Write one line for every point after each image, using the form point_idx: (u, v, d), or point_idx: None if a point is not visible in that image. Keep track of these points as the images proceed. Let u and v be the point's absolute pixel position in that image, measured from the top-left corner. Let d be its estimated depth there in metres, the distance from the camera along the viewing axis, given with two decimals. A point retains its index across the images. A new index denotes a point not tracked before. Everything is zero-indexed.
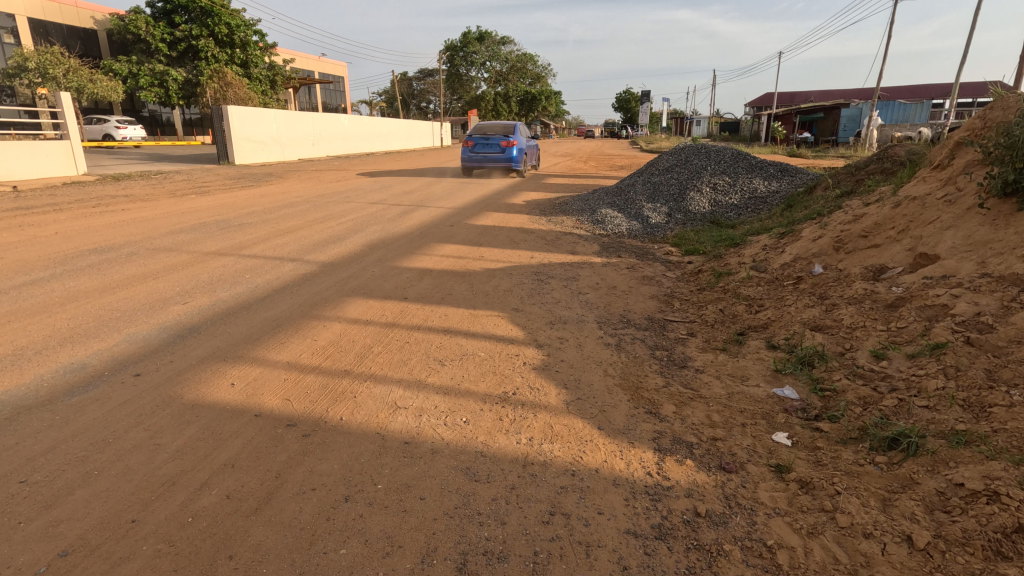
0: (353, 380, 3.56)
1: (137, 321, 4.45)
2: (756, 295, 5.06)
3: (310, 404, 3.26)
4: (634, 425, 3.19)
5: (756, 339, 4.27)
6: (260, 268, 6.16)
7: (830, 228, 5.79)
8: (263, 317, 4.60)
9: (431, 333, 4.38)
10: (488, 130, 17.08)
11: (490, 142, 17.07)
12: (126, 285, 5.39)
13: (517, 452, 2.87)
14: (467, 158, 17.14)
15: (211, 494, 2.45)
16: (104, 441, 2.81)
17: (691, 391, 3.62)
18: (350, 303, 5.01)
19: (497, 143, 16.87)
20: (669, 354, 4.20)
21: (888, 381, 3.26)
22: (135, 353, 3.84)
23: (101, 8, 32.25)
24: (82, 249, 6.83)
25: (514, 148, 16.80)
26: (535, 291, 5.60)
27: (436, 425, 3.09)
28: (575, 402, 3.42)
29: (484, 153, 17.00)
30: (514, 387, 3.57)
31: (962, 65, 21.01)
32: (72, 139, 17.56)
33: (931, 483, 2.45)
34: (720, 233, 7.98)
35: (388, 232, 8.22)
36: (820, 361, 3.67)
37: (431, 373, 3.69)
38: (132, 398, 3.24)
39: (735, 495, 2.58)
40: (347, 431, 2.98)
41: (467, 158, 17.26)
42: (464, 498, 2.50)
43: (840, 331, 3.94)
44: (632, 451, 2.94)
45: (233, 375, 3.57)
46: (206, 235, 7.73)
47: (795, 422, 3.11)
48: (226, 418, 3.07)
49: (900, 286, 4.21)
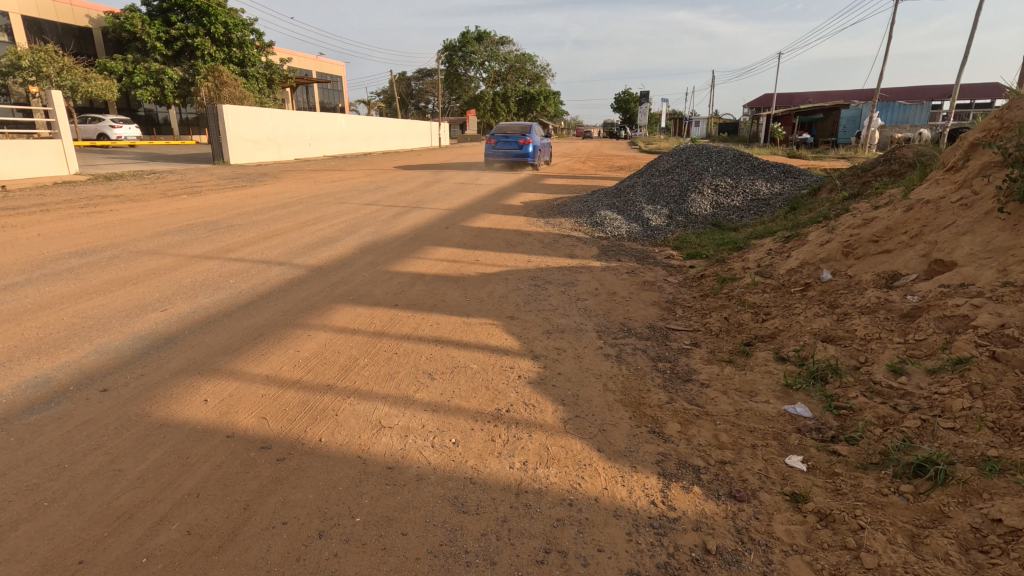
0: (335, 397, 3.33)
1: (110, 330, 4.21)
2: (762, 303, 4.84)
3: (288, 424, 3.02)
4: (636, 446, 2.97)
5: (763, 351, 4.05)
6: (246, 272, 5.92)
7: (838, 232, 5.58)
8: (244, 326, 4.36)
9: (422, 344, 4.15)
10: (507, 129, 18.29)
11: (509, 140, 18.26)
12: (103, 291, 5.15)
13: (510, 478, 2.64)
14: (487, 153, 18.18)
15: (170, 529, 2.23)
16: (59, 467, 2.58)
17: (696, 407, 3.39)
18: (338, 311, 4.77)
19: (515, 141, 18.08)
20: (672, 366, 3.98)
21: (908, 400, 3.04)
22: (104, 366, 3.60)
23: (96, 6, 31.93)
24: (63, 252, 6.58)
25: (531, 145, 18.00)
26: (531, 297, 5.38)
27: (423, 447, 2.86)
28: (573, 420, 3.19)
29: (505, 149, 18.16)
30: (508, 402, 3.34)
31: (965, 65, 20.81)
32: (63, 138, 17.28)
33: (964, 518, 2.23)
34: (722, 236, 7.76)
35: (381, 235, 8.00)
36: (834, 376, 3.45)
37: (420, 388, 3.46)
38: (95, 416, 3.00)
39: (747, 528, 2.35)
40: (326, 455, 2.75)
41: (487, 153, 18.42)
42: (450, 533, 2.27)
43: (854, 343, 3.72)
44: (634, 476, 2.72)
45: (207, 391, 3.33)
46: (193, 237, 7.48)
47: (809, 445, 2.89)
48: (195, 441, 2.83)
49: (915, 295, 3.99)
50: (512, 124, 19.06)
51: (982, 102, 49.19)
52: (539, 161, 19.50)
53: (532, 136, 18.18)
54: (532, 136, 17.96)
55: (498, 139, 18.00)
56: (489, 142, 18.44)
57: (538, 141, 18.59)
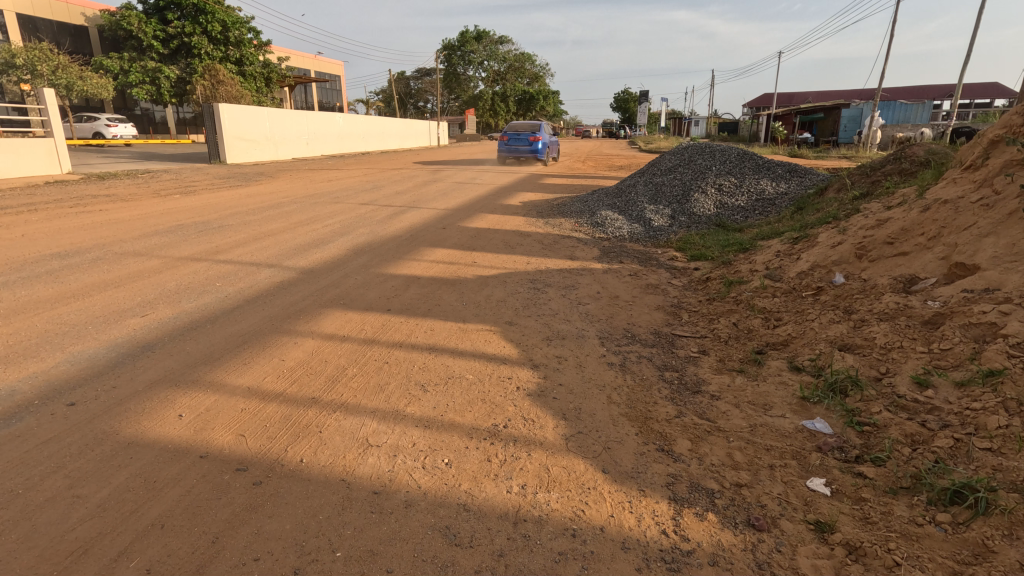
0: (320, 411, 3.11)
1: (84, 338, 3.97)
2: (772, 308, 4.62)
3: (268, 442, 2.80)
4: (643, 466, 2.75)
5: (775, 360, 3.83)
6: (234, 275, 5.69)
7: (850, 233, 5.35)
8: (228, 333, 4.13)
9: (415, 352, 3.92)
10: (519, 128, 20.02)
11: (520, 137, 20.10)
12: (82, 294, 4.92)
13: (507, 504, 2.42)
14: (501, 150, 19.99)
15: (128, 568, 2.00)
16: (12, 492, 2.35)
17: (708, 422, 3.17)
18: (328, 316, 4.54)
19: (526, 139, 19.89)
20: (680, 376, 3.76)
21: (937, 416, 2.81)
22: (74, 377, 3.37)
23: (92, 4, 31.64)
24: (45, 253, 6.34)
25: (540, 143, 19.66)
26: (531, 301, 5.16)
27: (413, 468, 2.63)
28: (575, 436, 2.97)
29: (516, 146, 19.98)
30: (506, 417, 3.12)
31: (968, 64, 20.60)
32: (56, 137, 17.01)
33: (1011, 553, 2.01)
34: (727, 237, 7.54)
35: (376, 235, 7.78)
36: (854, 389, 3.22)
37: (412, 401, 3.24)
38: (59, 434, 2.77)
39: (769, 563, 2.13)
40: (307, 478, 2.53)
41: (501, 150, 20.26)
42: (441, 570, 2.04)
43: (873, 352, 3.49)
44: (642, 501, 2.49)
45: (183, 405, 3.10)
46: (182, 238, 7.25)
47: (832, 466, 2.66)
48: (165, 462, 2.60)
49: (937, 300, 3.77)
50: (523, 124, 21.00)
51: (982, 102, 49.00)
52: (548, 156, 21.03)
53: (542, 134, 19.87)
54: (541, 134, 19.76)
55: (511, 138, 19.72)
56: (503, 140, 20.24)
57: (547, 139, 20.23)
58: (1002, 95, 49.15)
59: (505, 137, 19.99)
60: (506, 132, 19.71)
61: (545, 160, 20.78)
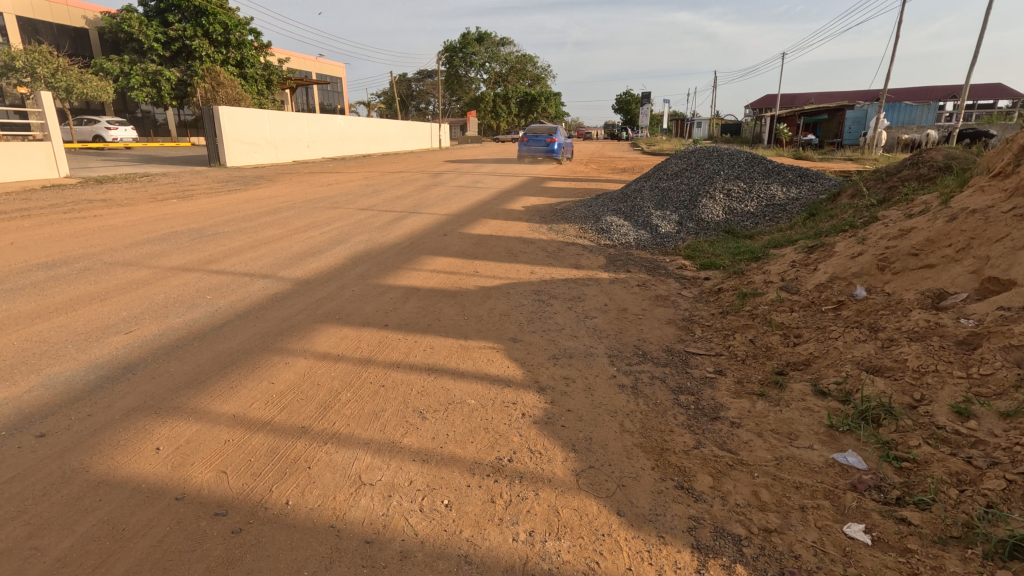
0: (310, 443, 2.87)
1: (63, 358, 3.74)
2: (791, 324, 4.38)
3: (252, 479, 2.56)
4: (662, 507, 2.51)
5: (798, 383, 3.58)
6: (225, 287, 5.46)
7: (870, 243, 5.11)
8: (215, 353, 3.89)
9: (413, 374, 3.68)
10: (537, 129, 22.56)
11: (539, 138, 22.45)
12: (65, 309, 4.69)
13: (514, 556, 2.18)
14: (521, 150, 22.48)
15: None
16: None
17: (730, 455, 2.92)
18: (322, 333, 4.31)
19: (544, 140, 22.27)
20: (696, 400, 3.52)
21: (984, 452, 2.57)
22: (47, 404, 3.14)
23: (92, 6, 31.55)
24: (32, 264, 6.13)
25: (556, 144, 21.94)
26: (536, 315, 4.92)
27: (409, 511, 2.39)
28: (586, 472, 2.74)
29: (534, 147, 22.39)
30: (511, 449, 2.89)
31: (975, 65, 20.30)
32: (53, 140, 16.83)
33: None
34: (737, 244, 7.30)
35: (375, 243, 7.55)
36: (888, 418, 2.98)
37: (409, 430, 3.01)
38: (24, 471, 2.55)
39: None
40: (293, 524, 2.29)
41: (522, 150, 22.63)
42: None
43: (906, 376, 3.24)
44: (662, 550, 2.26)
45: (162, 436, 2.86)
46: (174, 247, 7.02)
47: (871, 510, 2.42)
48: (136, 506, 2.36)
49: (971, 318, 3.52)
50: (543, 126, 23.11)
51: (986, 103, 48.73)
52: (563, 157, 23.08)
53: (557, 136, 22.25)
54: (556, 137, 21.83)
55: (530, 138, 22.17)
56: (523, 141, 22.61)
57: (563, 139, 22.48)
58: (1006, 95, 48.87)
59: (525, 138, 22.43)
60: (525, 132, 22.13)
61: (561, 159, 23.23)
